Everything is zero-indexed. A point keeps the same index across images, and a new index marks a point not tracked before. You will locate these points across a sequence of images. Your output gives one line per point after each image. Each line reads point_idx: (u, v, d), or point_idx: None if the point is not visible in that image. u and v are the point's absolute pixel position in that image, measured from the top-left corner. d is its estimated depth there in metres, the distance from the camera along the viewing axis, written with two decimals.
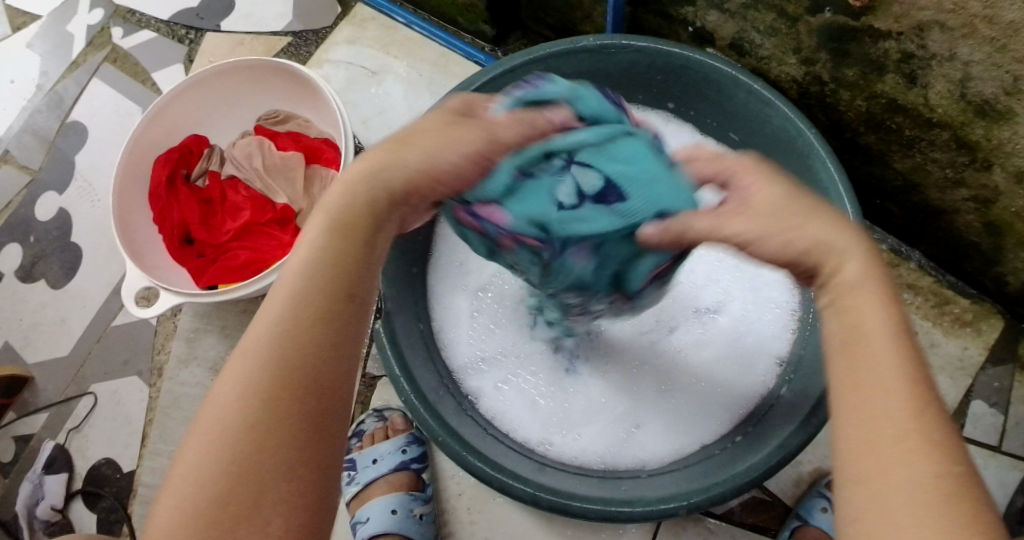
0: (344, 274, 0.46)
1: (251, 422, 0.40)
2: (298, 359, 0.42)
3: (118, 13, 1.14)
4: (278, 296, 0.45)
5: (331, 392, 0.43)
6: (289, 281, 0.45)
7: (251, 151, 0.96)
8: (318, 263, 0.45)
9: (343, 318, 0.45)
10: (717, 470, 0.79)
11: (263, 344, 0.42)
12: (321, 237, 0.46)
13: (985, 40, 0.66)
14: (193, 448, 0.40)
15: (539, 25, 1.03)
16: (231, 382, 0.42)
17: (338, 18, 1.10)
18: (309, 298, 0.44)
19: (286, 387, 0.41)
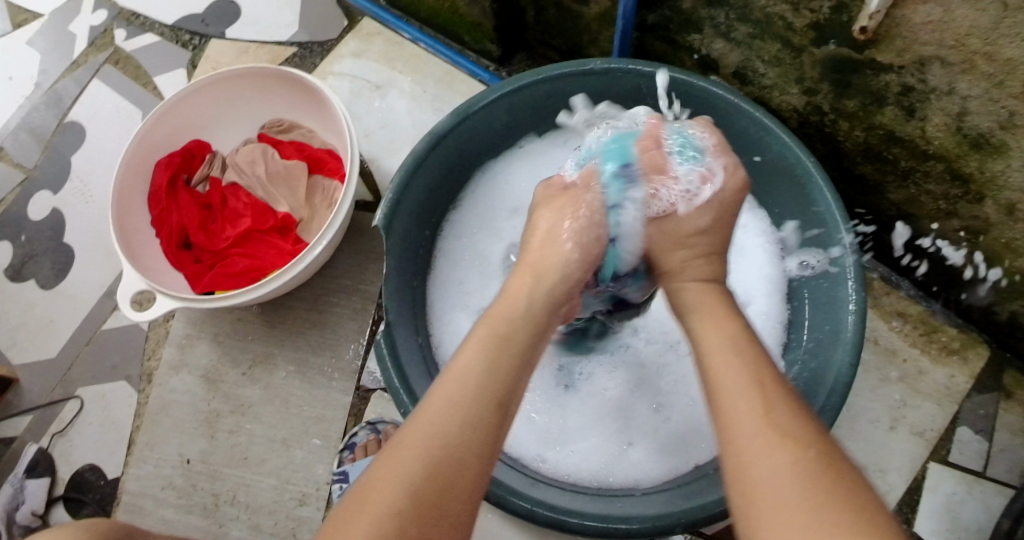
0: (507, 378, 0.53)
1: (408, 510, 0.45)
2: (454, 461, 0.48)
3: (122, 15, 1.14)
4: (445, 396, 0.51)
5: (456, 503, 0.47)
6: (455, 376, 0.52)
7: (254, 158, 0.96)
8: (484, 365, 0.53)
9: (496, 422, 0.51)
10: (710, 489, 0.78)
11: (432, 437, 0.48)
12: (488, 339, 0.55)
13: (983, 76, 0.68)
14: (376, 489, 0.46)
15: (544, 47, 1.05)
16: (412, 444, 0.48)
17: (344, 31, 1.10)
18: (476, 400, 0.51)
19: (440, 483, 0.47)
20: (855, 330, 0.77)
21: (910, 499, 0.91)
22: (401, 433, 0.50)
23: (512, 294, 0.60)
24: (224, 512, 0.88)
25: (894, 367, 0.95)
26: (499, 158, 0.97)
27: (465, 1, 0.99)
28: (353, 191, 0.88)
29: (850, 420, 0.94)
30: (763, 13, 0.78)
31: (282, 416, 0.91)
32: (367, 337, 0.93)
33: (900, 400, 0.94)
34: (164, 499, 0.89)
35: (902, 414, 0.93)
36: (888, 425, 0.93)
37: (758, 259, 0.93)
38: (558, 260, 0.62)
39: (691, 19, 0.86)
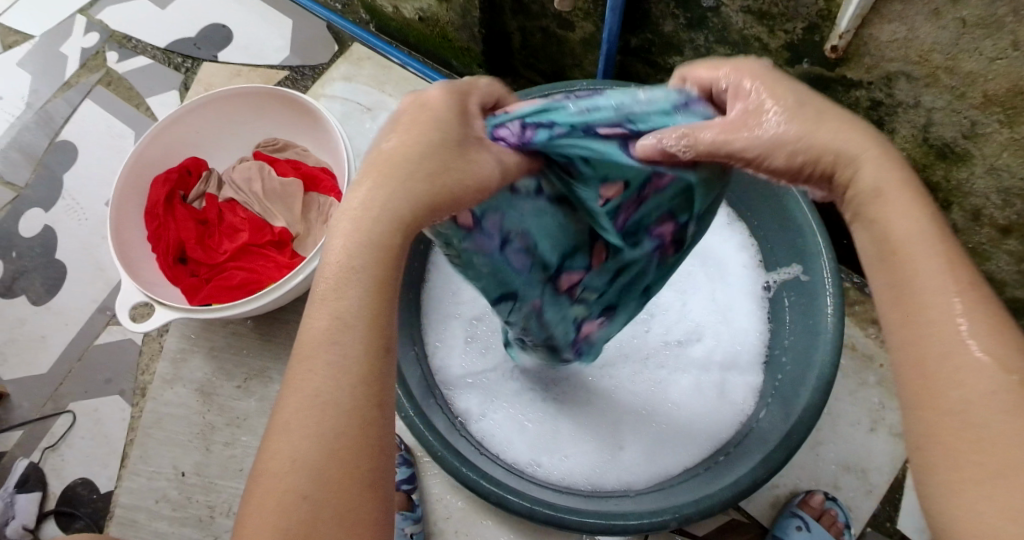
0: (379, 315, 0.45)
1: (316, 489, 0.42)
2: (339, 424, 0.43)
3: (114, 38, 1.16)
4: (314, 357, 0.44)
5: (358, 462, 0.43)
6: (320, 332, 0.45)
7: (251, 175, 0.98)
8: (353, 310, 0.45)
9: (381, 365, 0.45)
10: (702, 485, 0.81)
11: (312, 405, 0.43)
12: (345, 273, 0.45)
13: (946, 89, 0.74)
14: (273, 469, 0.43)
15: (530, 70, 1.08)
16: (294, 412, 0.44)
17: (335, 55, 1.12)
18: (352, 354, 0.44)
19: (342, 449, 0.43)
20: (832, 329, 0.80)
21: (893, 498, 0.93)
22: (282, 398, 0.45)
23: (362, 208, 0.46)
24: (219, 524, 0.88)
25: (872, 371, 0.98)
26: None
27: (455, 26, 1.01)
28: None
29: (830, 423, 0.96)
30: (740, 35, 0.83)
31: None
32: None
33: (878, 402, 0.96)
34: (158, 512, 0.88)
35: (880, 416, 0.96)
36: (868, 427, 0.95)
37: (737, 270, 0.97)
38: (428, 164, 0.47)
39: (672, 43, 0.91)
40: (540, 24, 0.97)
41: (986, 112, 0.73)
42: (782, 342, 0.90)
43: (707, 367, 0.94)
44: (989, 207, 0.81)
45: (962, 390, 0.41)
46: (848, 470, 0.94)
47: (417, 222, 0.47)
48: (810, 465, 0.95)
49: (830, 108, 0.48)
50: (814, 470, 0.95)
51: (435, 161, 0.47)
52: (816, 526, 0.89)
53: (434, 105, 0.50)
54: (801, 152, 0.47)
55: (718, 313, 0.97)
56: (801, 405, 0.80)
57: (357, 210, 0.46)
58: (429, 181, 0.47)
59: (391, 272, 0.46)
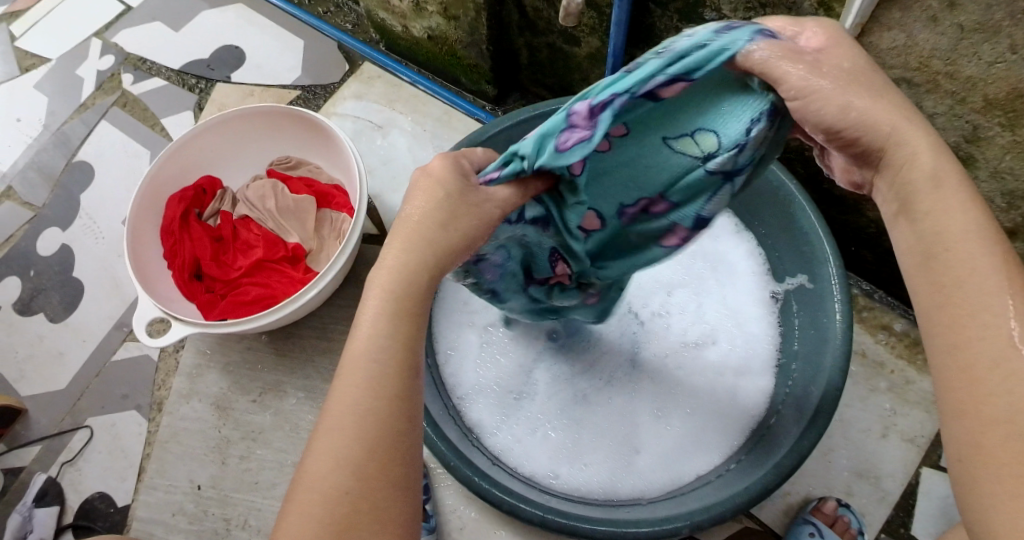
0: (412, 338, 0.49)
1: (354, 489, 0.46)
2: (382, 434, 0.47)
3: (129, 60, 1.19)
4: (352, 375, 0.48)
5: (393, 471, 0.47)
6: (358, 354, 0.48)
7: (265, 193, 0.99)
8: (387, 335, 0.49)
9: (409, 381, 0.49)
10: (715, 492, 0.81)
11: (358, 416, 0.47)
12: (381, 305, 0.49)
13: (946, 94, 0.75)
14: (319, 470, 0.47)
15: (537, 86, 1.10)
16: (339, 421, 0.47)
17: (345, 74, 1.14)
18: (388, 375, 0.48)
19: (378, 455, 0.47)
20: (841, 334, 0.81)
21: (907, 503, 0.93)
22: (328, 406, 0.49)
23: (398, 248, 0.50)
24: (235, 537, 0.88)
25: (882, 377, 0.98)
26: None
27: (463, 43, 1.03)
28: (361, 224, 0.91)
29: (842, 430, 0.96)
30: None
31: (291, 440, 0.91)
32: None
33: (889, 408, 0.96)
34: (175, 525, 0.89)
35: (892, 422, 0.96)
36: (880, 433, 0.95)
37: (746, 278, 0.98)
38: (456, 211, 0.51)
39: None
40: (546, 40, 0.99)
41: (988, 116, 0.74)
42: (791, 350, 0.90)
43: (722, 377, 0.93)
44: (994, 210, 0.82)
45: (986, 400, 0.42)
46: (860, 476, 0.94)
47: (441, 261, 0.50)
48: (822, 473, 0.95)
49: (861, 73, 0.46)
50: (827, 477, 0.95)
51: (445, 212, 0.51)
52: (829, 532, 0.89)
53: (437, 172, 0.52)
54: (846, 111, 0.44)
55: (731, 320, 0.96)
56: (811, 408, 0.80)
57: (392, 253, 0.50)
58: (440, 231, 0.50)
59: (421, 303, 0.50)
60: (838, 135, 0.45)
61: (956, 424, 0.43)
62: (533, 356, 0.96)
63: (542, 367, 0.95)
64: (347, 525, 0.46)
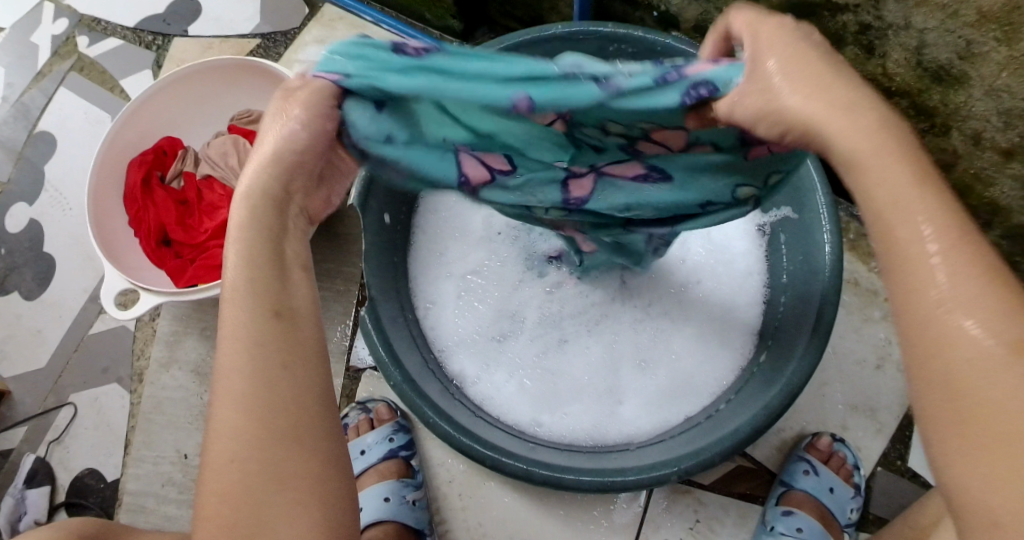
0: (272, 286, 0.46)
1: (242, 448, 0.45)
2: (268, 389, 0.45)
3: (82, 22, 1.13)
4: (224, 344, 0.46)
5: (291, 427, 0.45)
6: (225, 311, 0.46)
7: (226, 150, 0.94)
8: (245, 288, 0.46)
9: (281, 333, 0.46)
10: (702, 437, 0.75)
11: (239, 379, 0.45)
12: (236, 265, 0.46)
13: (937, 8, 0.68)
14: (218, 437, 0.45)
15: (507, 18, 1.01)
16: (227, 386, 0.45)
17: (306, 19, 1.08)
18: (261, 328, 0.45)
19: (255, 411, 0.45)
20: (830, 269, 0.74)
21: (902, 435, 0.89)
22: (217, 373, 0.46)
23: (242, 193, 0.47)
24: None
25: (877, 305, 0.92)
26: None
27: None
28: None
29: (834, 363, 0.91)
30: None
31: None
32: (353, 318, 0.94)
33: (884, 337, 0.91)
34: (165, 495, 0.90)
35: (887, 352, 0.91)
36: (875, 363, 0.91)
37: None
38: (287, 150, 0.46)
39: None
40: None
41: (982, 30, 0.68)
42: (779, 283, 0.83)
43: (714, 311, 0.87)
44: (991, 130, 0.76)
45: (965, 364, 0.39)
46: (856, 409, 0.91)
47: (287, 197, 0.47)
48: (816, 409, 0.92)
49: (806, 66, 0.41)
50: (821, 411, 0.91)
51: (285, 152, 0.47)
52: (824, 469, 0.86)
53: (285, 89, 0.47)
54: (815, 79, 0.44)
55: (719, 259, 0.88)
56: (803, 344, 0.73)
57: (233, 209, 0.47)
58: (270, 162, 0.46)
59: (273, 249, 0.47)
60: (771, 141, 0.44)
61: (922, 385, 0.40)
62: (516, 298, 0.90)
63: (525, 309, 0.89)
64: (255, 486, 0.45)
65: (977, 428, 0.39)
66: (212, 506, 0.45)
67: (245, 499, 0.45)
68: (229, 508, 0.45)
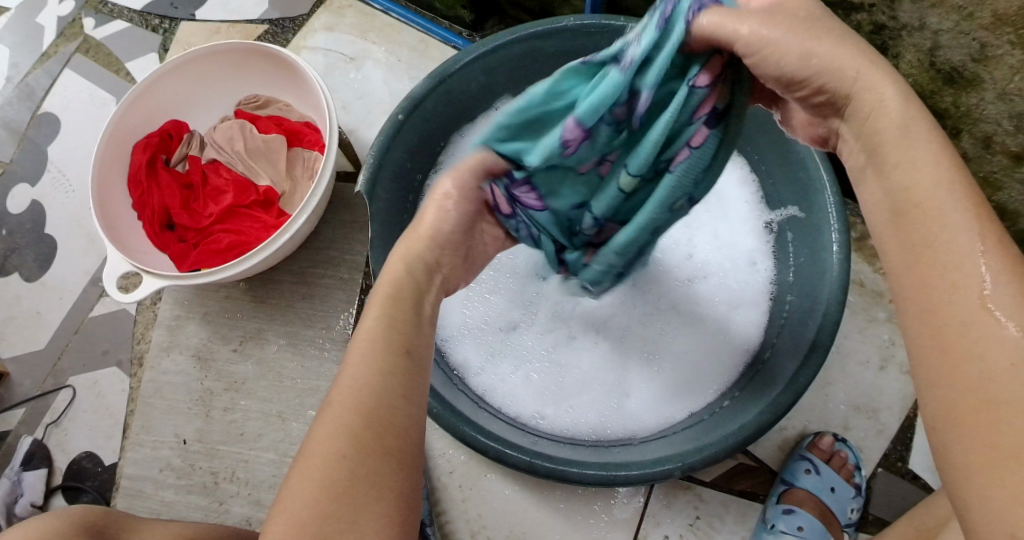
0: (409, 327, 0.53)
1: (352, 452, 0.47)
2: (385, 408, 0.48)
3: (89, 3, 1.12)
4: (351, 366, 0.50)
5: (396, 446, 0.48)
6: (361, 338, 0.51)
7: (232, 134, 0.94)
8: (386, 319, 0.52)
9: (408, 365, 0.51)
10: (705, 434, 0.75)
11: (358, 393, 0.48)
12: (381, 305, 0.53)
13: (952, 9, 0.68)
14: (321, 443, 0.47)
15: (517, 9, 1.01)
16: (344, 398, 0.48)
17: (314, 5, 1.07)
18: (390, 354, 0.50)
19: (374, 422, 0.48)
20: (838, 269, 0.73)
21: (904, 436, 0.89)
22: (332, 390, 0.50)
23: (392, 262, 0.57)
24: (224, 490, 0.88)
25: (881, 307, 0.92)
26: (473, 122, 0.88)
27: None
28: (333, 160, 0.86)
29: (838, 363, 0.91)
30: None
31: (275, 390, 0.90)
32: (357, 306, 0.92)
33: (888, 339, 0.91)
34: (163, 481, 0.89)
35: (891, 353, 0.91)
36: (878, 365, 0.91)
37: (739, 208, 0.89)
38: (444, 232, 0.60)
39: None
40: None
41: (997, 33, 0.67)
42: (787, 281, 0.83)
43: (732, 312, 0.86)
44: (1001, 133, 0.76)
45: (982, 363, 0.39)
46: (858, 409, 0.90)
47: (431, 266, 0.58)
48: (818, 408, 0.91)
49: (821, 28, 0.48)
50: (823, 410, 0.91)
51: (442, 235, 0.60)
52: (826, 468, 0.86)
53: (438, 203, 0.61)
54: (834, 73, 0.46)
55: (728, 255, 0.88)
56: (809, 344, 0.73)
57: (392, 263, 0.57)
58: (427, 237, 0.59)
59: (413, 300, 0.55)
60: (799, 84, 0.48)
61: (943, 385, 0.40)
62: (531, 290, 0.89)
63: (539, 301, 0.88)
64: (347, 490, 0.46)
65: (991, 429, 0.38)
66: (297, 508, 0.46)
67: (332, 502, 0.46)
68: (316, 503, 0.46)
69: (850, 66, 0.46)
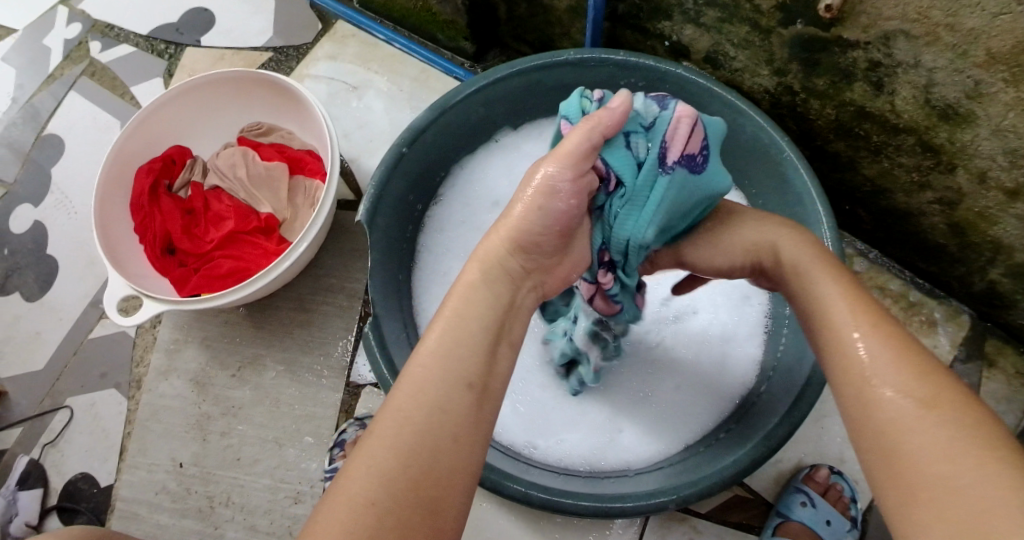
0: (476, 355, 0.50)
1: (390, 489, 0.44)
2: (430, 448, 0.46)
3: (96, 27, 1.13)
4: (403, 396, 0.48)
5: (440, 489, 0.45)
6: (418, 367, 0.49)
7: (235, 161, 0.95)
8: (447, 350, 0.50)
9: (462, 404, 0.48)
10: (700, 467, 0.75)
11: (405, 428, 0.46)
12: (446, 331, 0.51)
13: (947, 47, 0.69)
14: (361, 473, 0.45)
15: (518, 42, 1.02)
16: (392, 432, 0.46)
17: (318, 35, 1.09)
18: (446, 391, 0.48)
19: (415, 462, 0.45)
20: None
21: None
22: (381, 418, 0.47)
23: (467, 279, 0.54)
24: (219, 514, 0.88)
25: None
26: (472, 154, 0.89)
27: None
28: (334, 188, 0.87)
29: (834, 396, 0.92)
30: None
31: (273, 415, 0.90)
32: (355, 334, 0.92)
33: None
34: (159, 504, 0.89)
35: None
36: None
37: None
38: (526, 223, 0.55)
39: (661, 6, 0.85)
40: None
41: (990, 70, 0.68)
42: (782, 316, 0.84)
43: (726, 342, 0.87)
44: (996, 169, 0.77)
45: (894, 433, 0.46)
46: None
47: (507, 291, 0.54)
48: (814, 440, 0.92)
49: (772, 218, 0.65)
50: (819, 443, 0.91)
51: (515, 243, 0.55)
52: (822, 501, 0.86)
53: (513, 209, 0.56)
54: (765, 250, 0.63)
55: (719, 289, 0.89)
56: (804, 377, 0.74)
57: (470, 273, 0.54)
58: (506, 240, 0.55)
59: (482, 331, 0.51)
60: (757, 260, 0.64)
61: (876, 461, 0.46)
62: None
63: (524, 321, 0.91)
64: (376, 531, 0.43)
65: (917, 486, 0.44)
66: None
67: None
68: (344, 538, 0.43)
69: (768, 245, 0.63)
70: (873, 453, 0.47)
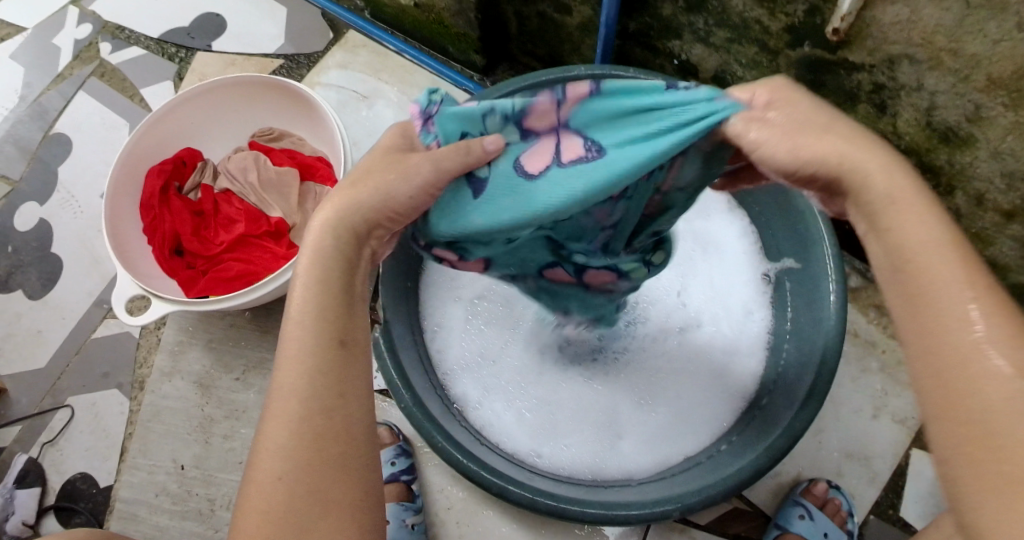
0: (338, 316, 0.51)
1: (292, 465, 0.48)
2: (322, 417, 0.49)
3: (107, 29, 1.14)
4: (283, 369, 0.50)
5: (338, 452, 0.49)
6: (290, 337, 0.50)
7: (246, 165, 0.96)
8: (313, 320, 0.50)
9: (338, 365, 0.50)
10: (701, 477, 0.76)
11: (296, 403, 0.49)
12: (306, 298, 0.51)
13: (949, 72, 0.72)
14: (270, 455, 0.48)
15: (528, 57, 1.04)
16: (282, 410, 0.49)
17: (330, 43, 1.10)
18: (322, 359, 0.50)
19: (313, 435, 0.48)
20: (836, 319, 0.75)
21: (895, 485, 0.90)
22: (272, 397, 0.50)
23: (317, 240, 0.53)
24: (219, 517, 0.87)
25: (874, 357, 0.94)
26: None
27: (451, 12, 0.97)
28: None
29: (832, 410, 0.93)
30: (741, 17, 0.80)
31: None
32: None
33: (881, 389, 0.93)
34: (159, 506, 0.88)
35: (883, 402, 0.93)
36: (871, 413, 0.92)
37: (737, 258, 0.92)
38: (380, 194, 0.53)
39: (671, 25, 0.88)
40: (537, 8, 0.93)
41: (991, 95, 0.71)
42: (784, 329, 0.85)
43: (729, 353, 0.88)
44: (993, 192, 0.80)
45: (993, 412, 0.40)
46: (850, 457, 0.92)
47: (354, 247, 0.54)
48: (811, 454, 0.93)
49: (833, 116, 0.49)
50: (816, 457, 0.92)
51: (364, 207, 0.53)
52: (820, 514, 0.87)
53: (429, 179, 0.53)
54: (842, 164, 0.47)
55: (721, 304, 0.91)
56: (806, 388, 0.75)
57: (313, 234, 0.53)
58: (364, 212, 0.53)
59: (340, 289, 0.52)
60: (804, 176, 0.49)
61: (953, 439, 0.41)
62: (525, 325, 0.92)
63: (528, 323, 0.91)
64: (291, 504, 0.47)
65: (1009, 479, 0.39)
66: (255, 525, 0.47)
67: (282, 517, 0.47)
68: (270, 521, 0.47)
69: (834, 151, 0.47)
70: (959, 432, 0.41)
